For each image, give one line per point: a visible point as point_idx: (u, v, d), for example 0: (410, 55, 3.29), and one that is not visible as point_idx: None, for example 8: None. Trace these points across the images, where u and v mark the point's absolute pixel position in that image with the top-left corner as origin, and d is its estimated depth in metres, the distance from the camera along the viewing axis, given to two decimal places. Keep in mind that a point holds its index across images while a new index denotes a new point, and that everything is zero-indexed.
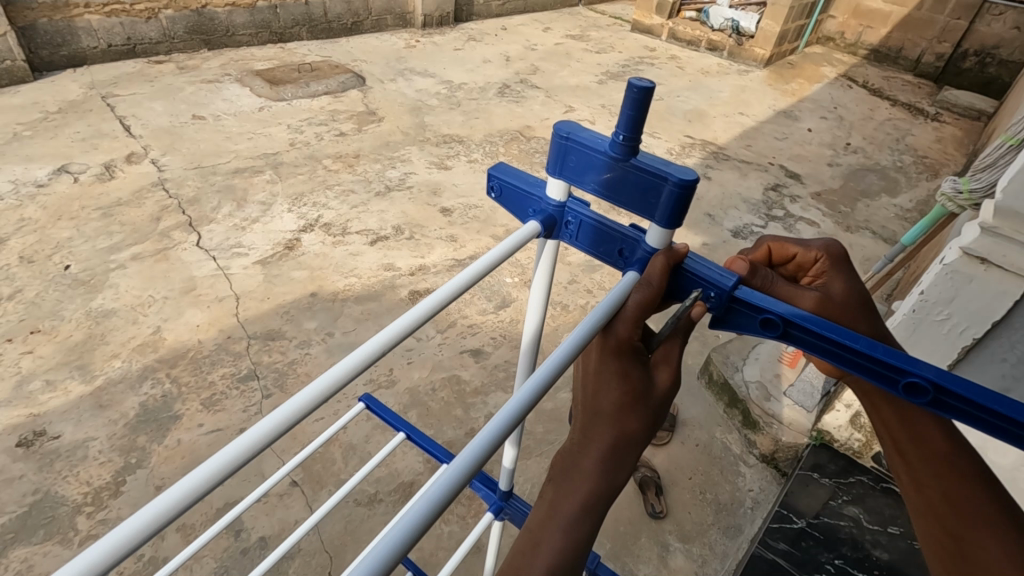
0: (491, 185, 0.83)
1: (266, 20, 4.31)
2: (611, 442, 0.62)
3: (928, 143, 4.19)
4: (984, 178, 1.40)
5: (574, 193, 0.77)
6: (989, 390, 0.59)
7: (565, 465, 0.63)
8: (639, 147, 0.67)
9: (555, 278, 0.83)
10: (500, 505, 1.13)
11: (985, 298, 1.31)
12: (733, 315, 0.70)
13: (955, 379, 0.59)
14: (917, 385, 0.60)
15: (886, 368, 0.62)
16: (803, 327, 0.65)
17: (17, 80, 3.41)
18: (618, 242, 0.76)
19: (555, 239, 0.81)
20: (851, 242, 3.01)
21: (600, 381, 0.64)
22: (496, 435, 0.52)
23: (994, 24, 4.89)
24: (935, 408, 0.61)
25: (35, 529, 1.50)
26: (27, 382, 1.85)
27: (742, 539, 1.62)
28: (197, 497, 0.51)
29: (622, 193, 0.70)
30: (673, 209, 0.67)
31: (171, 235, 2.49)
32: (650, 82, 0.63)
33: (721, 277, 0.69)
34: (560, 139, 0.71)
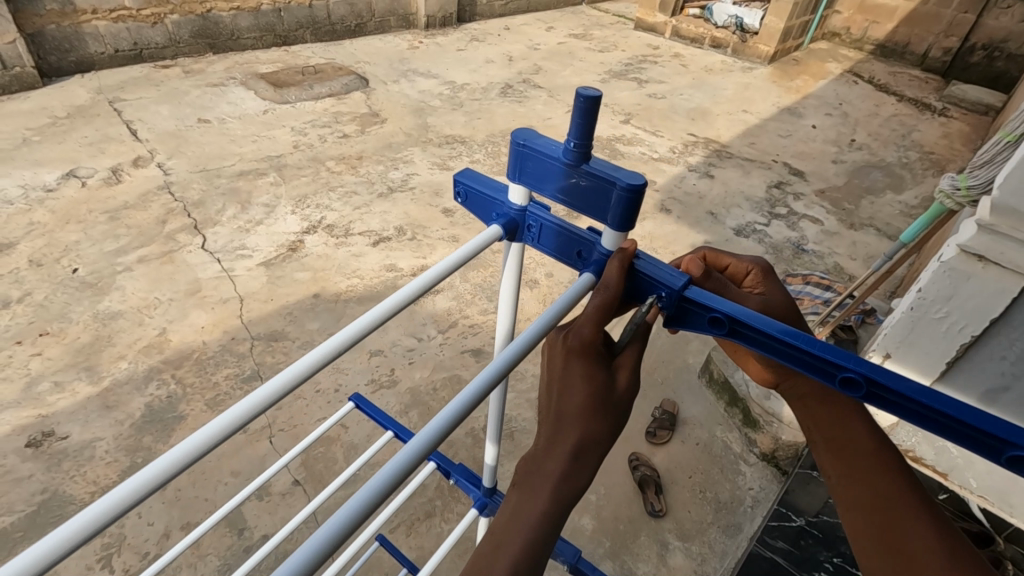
0: (457, 190, 0.85)
1: (270, 23, 4.35)
2: (577, 442, 0.61)
3: (935, 139, 4.15)
4: (982, 174, 1.40)
5: (535, 197, 0.79)
6: (922, 385, 0.59)
7: (529, 469, 0.62)
8: (589, 153, 0.68)
9: (522, 280, 0.85)
10: (484, 501, 1.16)
11: (983, 295, 1.30)
12: (686, 315, 0.71)
13: (890, 373, 0.60)
14: (852, 380, 0.61)
15: (822, 361, 0.62)
16: (748, 324, 0.66)
17: (27, 86, 3.47)
18: (576, 244, 0.78)
19: (519, 241, 0.82)
20: (854, 239, 3.00)
21: (566, 383, 0.64)
22: (449, 421, 0.57)
23: (1002, 18, 4.83)
24: (870, 401, 0.61)
25: (44, 527, 1.54)
26: (36, 383, 1.89)
27: (741, 537, 1.62)
28: (166, 479, 0.55)
29: (577, 198, 0.72)
30: (622, 213, 0.69)
31: (176, 238, 2.53)
32: (597, 90, 0.65)
33: (671, 277, 0.71)
34: (517, 146, 0.73)
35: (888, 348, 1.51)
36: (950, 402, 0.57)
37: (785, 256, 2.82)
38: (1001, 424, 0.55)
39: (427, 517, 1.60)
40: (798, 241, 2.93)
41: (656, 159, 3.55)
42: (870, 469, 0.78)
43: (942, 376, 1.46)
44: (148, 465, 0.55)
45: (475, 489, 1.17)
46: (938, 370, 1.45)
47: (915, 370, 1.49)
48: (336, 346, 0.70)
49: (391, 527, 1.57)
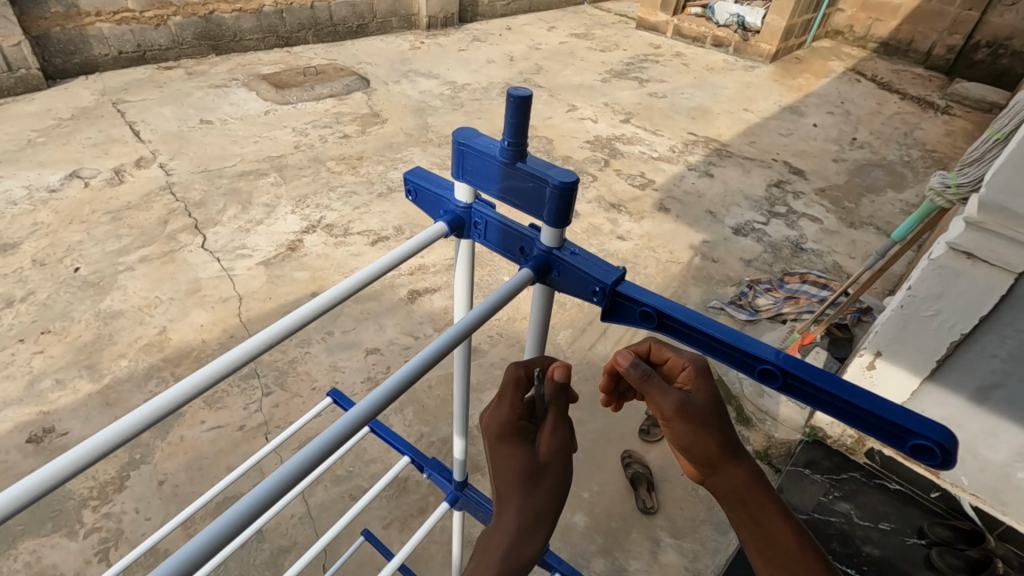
0: (408, 188, 0.86)
1: (272, 25, 4.38)
2: (517, 519, 0.65)
3: (937, 137, 4.13)
4: (972, 172, 1.40)
5: (480, 195, 0.80)
6: (833, 375, 0.62)
7: (481, 547, 0.66)
8: (524, 151, 0.70)
9: (474, 274, 0.85)
10: (455, 495, 1.16)
11: (973, 292, 1.31)
12: (618, 308, 0.73)
13: (803, 365, 0.62)
14: (769, 371, 0.63)
15: (743, 355, 0.65)
16: (676, 319, 0.68)
17: (32, 88, 3.51)
18: (519, 241, 0.78)
19: (466, 239, 0.83)
20: (854, 238, 2.99)
21: (500, 460, 0.69)
22: (379, 401, 0.60)
23: (1006, 15, 4.80)
24: (786, 392, 0.64)
25: (43, 522, 1.56)
26: (38, 380, 1.92)
27: (734, 535, 1.63)
28: (111, 446, 0.57)
29: (515, 195, 0.73)
30: (556, 210, 0.69)
31: (177, 237, 2.55)
32: (528, 89, 0.67)
33: (605, 273, 0.72)
34: (457, 145, 0.75)
35: (879, 346, 1.51)
36: (858, 393, 0.59)
37: (784, 254, 2.82)
38: (901, 413, 0.58)
39: (421, 513, 1.62)
40: (797, 240, 2.92)
41: (655, 158, 3.55)
42: (803, 574, 0.70)
43: (934, 374, 1.46)
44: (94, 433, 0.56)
45: (448, 483, 1.17)
46: (930, 368, 1.45)
47: (907, 368, 1.49)
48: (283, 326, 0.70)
49: (384, 523, 1.59)
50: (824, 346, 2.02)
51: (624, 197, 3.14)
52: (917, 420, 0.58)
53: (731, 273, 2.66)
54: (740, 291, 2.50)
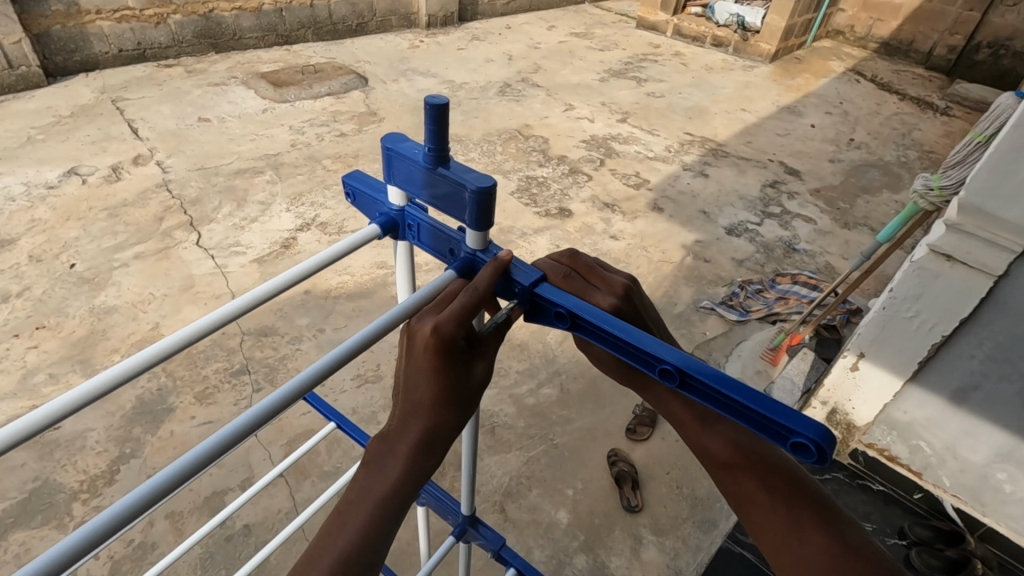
0: (347, 191, 0.87)
1: (272, 23, 4.40)
2: (424, 434, 0.64)
3: (935, 138, 4.13)
4: (955, 174, 1.40)
5: (413, 198, 0.81)
6: (729, 377, 0.61)
7: (378, 451, 0.65)
8: (446, 156, 0.71)
9: (415, 271, 0.88)
10: (463, 527, 1.16)
11: (949, 293, 1.32)
12: (537, 309, 0.72)
13: (701, 366, 0.61)
14: (667, 370, 0.63)
15: (644, 353, 0.64)
16: (588, 321, 0.67)
17: (32, 85, 3.54)
18: (448, 242, 0.79)
19: (402, 239, 0.84)
20: (848, 238, 2.99)
21: (422, 377, 0.64)
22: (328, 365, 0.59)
23: (1008, 15, 4.78)
24: (684, 391, 0.63)
25: (34, 514, 1.59)
26: (32, 375, 1.95)
27: (715, 533, 1.64)
28: (64, 415, 0.59)
29: (440, 199, 0.74)
30: (476, 214, 0.70)
31: (173, 235, 2.58)
32: (445, 97, 0.67)
33: (525, 274, 0.72)
34: (385, 149, 0.76)
35: (861, 346, 1.52)
36: (742, 391, 0.59)
37: (776, 254, 2.82)
38: (783, 412, 0.57)
39: None
40: (790, 240, 2.93)
41: (651, 158, 3.55)
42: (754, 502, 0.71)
43: (916, 375, 1.47)
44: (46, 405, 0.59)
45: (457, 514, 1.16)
46: (911, 370, 1.46)
47: (889, 369, 1.49)
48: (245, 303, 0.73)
49: None
50: (811, 347, 2.05)
51: (618, 197, 3.14)
52: (798, 418, 0.57)
53: (722, 273, 2.67)
54: (731, 291, 2.50)
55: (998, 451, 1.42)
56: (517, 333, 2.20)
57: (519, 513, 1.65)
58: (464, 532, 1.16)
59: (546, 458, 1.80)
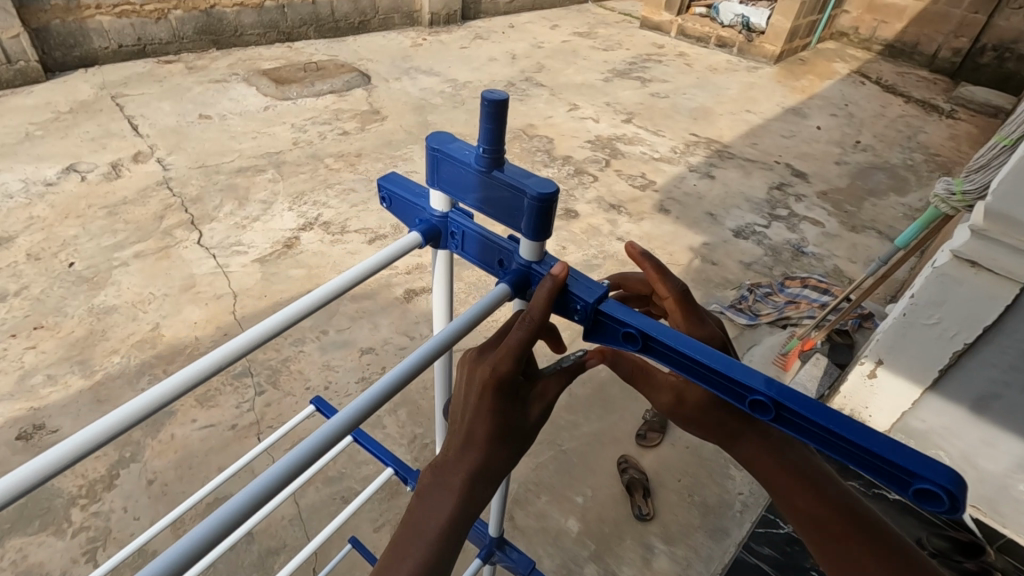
0: (383, 195, 0.86)
1: (274, 20, 4.36)
2: (478, 468, 0.66)
3: (941, 141, 4.11)
4: (978, 179, 1.41)
5: (457, 204, 0.79)
6: (831, 409, 0.59)
7: (432, 483, 0.67)
8: (501, 159, 0.68)
9: (453, 282, 0.86)
10: (490, 549, 1.16)
11: (974, 300, 1.30)
12: (600, 327, 0.71)
13: (797, 396, 0.59)
14: (761, 402, 0.61)
15: (734, 384, 0.62)
16: (660, 340, 0.66)
17: (31, 81, 3.50)
18: (497, 253, 0.77)
19: (443, 248, 0.83)
20: (856, 241, 2.97)
21: (478, 414, 0.65)
22: (365, 407, 0.60)
23: (1013, 18, 4.76)
24: (779, 424, 0.61)
25: (32, 520, 1.55)
26: (29, 376, 1.91)
27: (728, 542, 1.62)
28: (85, 452, 0.59)
29: (493, 205, 0.71)
30: (534, 221, 0.67)
31: (173, 233, 2.54)
32: (503, 94, 0.65)
33: (587, 290, 0.70)
34: (431, 151, 0.74)
35: (879, 353, 1.51)
36: (850, 426, 0.57)
37: (784, 258, 2.80)
38: (903, 453, 0.55)
39: None
40: (798, 243, 2.90)
41: (656, 159, 3.52)
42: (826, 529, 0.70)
43: (935, 384, 1.46)
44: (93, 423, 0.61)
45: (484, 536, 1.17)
46: (932, 377, 1.45)
47: (909, 377, 1.49)
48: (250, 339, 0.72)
49: (375, 527, 1.58)
50: (823, 353, 2.01)
51: (623, 198, 3.11)
52: (922, 462, 0.54)
53: (730, 276, 2.64)
54: (740, 295, 2.48)
55: (1018, 461, 1.40)
56: None
57: (528, 520, 1.62)
58: (491, 554, 1.16)
59: (554, 463, 1.77)
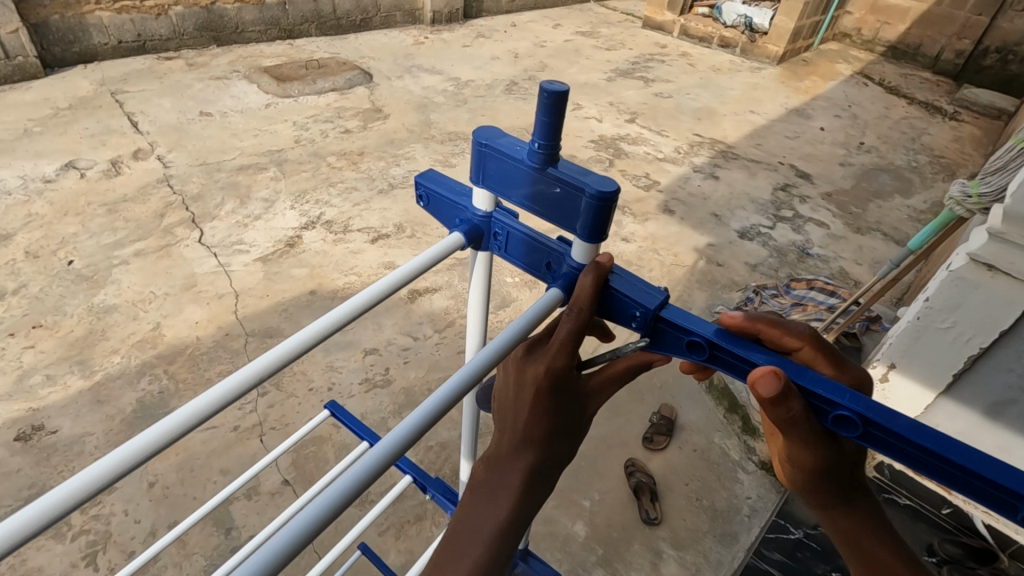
0: (419, 193, 0.84)
1: (275, 17, 4.32)
2: (534, 465, 0.63)
3: (945, 143, 4.09)
4: (994, 182, 1.42)
5: (501, 203, 0.77)
6: (919, 424, 0.57)
7: (486, 481, 0.63)
8: (556, 156, 0.67)
9: (491, 283, 0.84)
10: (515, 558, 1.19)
11: (992, 305, 1.28)
12: (659, 335, 0.69)
13: (882, 409, 0.58)
14: (846, 418, 0.59)
15: (814, 399, 0.60)
16: (727, 349, 0.65)
17: (30, 76, 3.46)
18: (545, 255, 0.75)
19: (484, 249, 0.81)
20: (861, 243, 2.95)
21: (534, 411, 0.64)
22: (422, 425, 0.56)
23: (1017, 20, 4.75)
24: (864, 441, 0.59)
25: None
26: (28, 376, 1.88)
27: (737, 548, 1.60)
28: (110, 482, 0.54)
29: (546, 203, 0.70)
30: (591, 221, 0.66)
31: (174, 232, 2.51)
32: (563, 86, 0.63)
33: (648, 297, 0.67)
34: (478, 146, 0.71)
35: (892, 358, 1.51)
36: (948, 444, 0.55)
37: (789, 259, 2.78)
38: (1012, 475, 0.53)
39: (417, 520, 1.59)
40: (804, 244, 2.89)
41: (660, 159, 3.50)
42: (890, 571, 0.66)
43: (949, 388, 1.44)
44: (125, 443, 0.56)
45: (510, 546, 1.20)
46: (945, 382, 1.44)
47: (922, 382, 1.48)
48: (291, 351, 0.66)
49: (380, 530, 1.55)
50: None
51: (628, 198, 3.09)
52: None
53: (736, 277, 2.62)
54: (746, 297, 2.47)
55: None
56: None
57: (535, 525, 1.60)
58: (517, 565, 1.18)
59: None
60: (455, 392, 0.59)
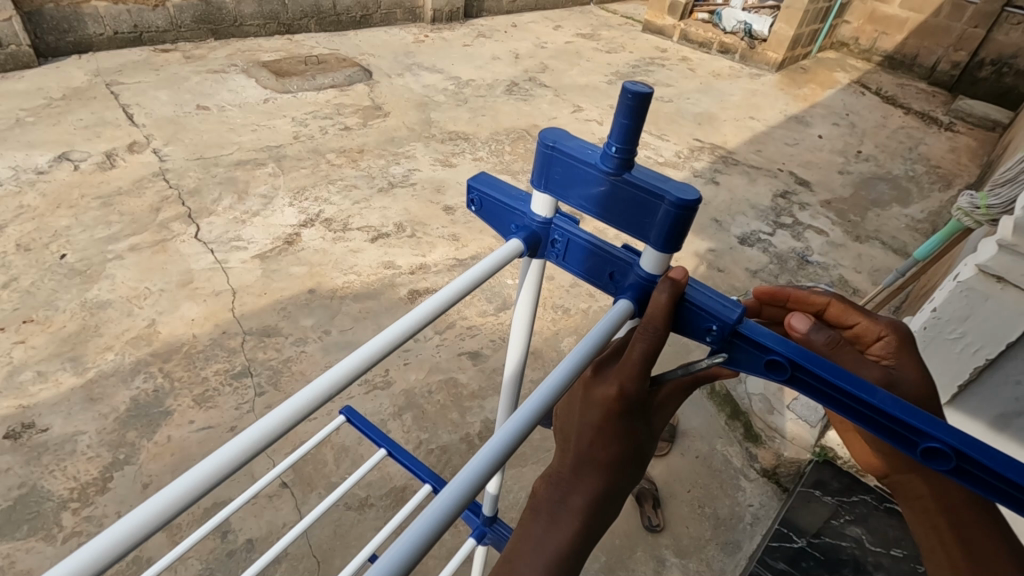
0: (470, 198, 0.81)
1: (274, 11, 4.27)
2: (602, 487, 0.62)
3: (941, 153, 4.13)
4: (1003, 194, 1.43)
5: (560, 209, 0.76)
6: (1012, 459, 0.55)
7: (550, 500, 0.62)
8: (631, 160, 0.65)
9: (541, 293, 0.83)
10: (483, 530, 1.13)
11: (1002, 316, 1.28)
12: (734, 350, 0.67)
13: (976, 444, 0.56)
14: (936, 450, 0.57)
15: (904, 428, 0.59)
16: (810, 370, 0.62)
17: (22, 65, 3.39)
18: (609, 265, 0.74)
19: (540, 256, 0.79)
20: (861, 252, 2.96)
21: (605, 433, 0.62)
22: (497, 453, 0.52)
23: (1012, 33, 4.80)
24: (954, 474, 0.58)
25: (19, 524, 1.49)
26: (18, 372, 1.83)
27: (740, 556, 1.59)
28: (175, 511, 0.49)
29: (615, 209, 0.68)
30: (668, 230, 0.65)
31: (170, 226, 2.46)
32: (645, 87, 0.61)
33: (724, 310, 0.66)
34: (545, 149, 0.69)
35: None
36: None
37: (790, 266, 2.79)
38: None
39: None
40: (803, 251, 2.89)
41: (661, 163, 3.49)
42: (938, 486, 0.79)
43: (954, 398, 1.44)
44: (183, 475, 0.51)
45: (475, 517, 1.15)
46: (951, 393, 1.44)
47: None
48: (353, 368, 0.62)
49: None
50: None
51: None
52: None
53: (737, 283, 2.63)
54: None
55: None
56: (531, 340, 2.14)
57: None
58: (482, 535, 1.13)
59: None
60: (529, 422, 0.54)
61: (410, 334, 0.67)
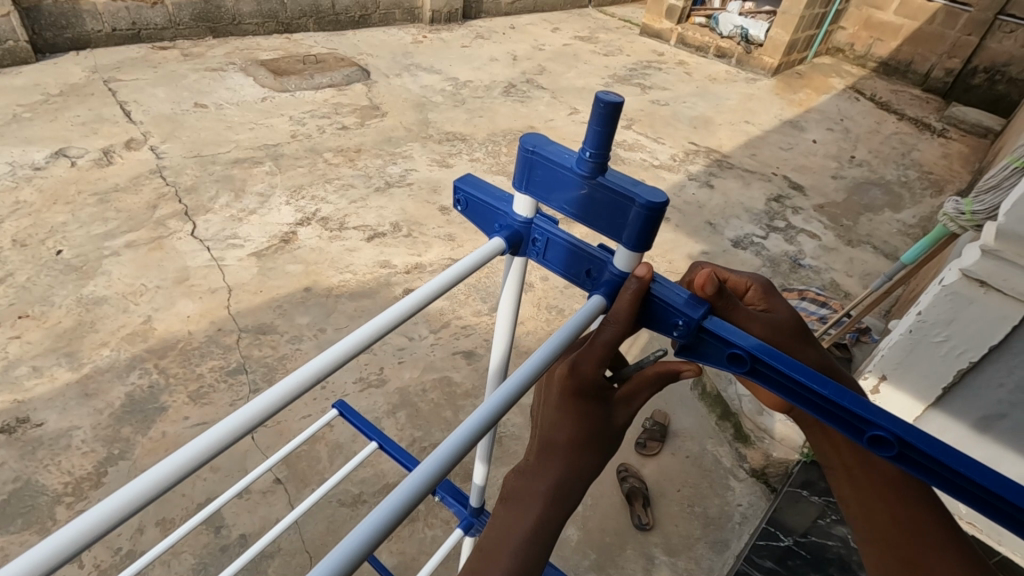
0: (457, 198, 0.83)
1: (273, 10, 4.28)
2: (566, 472, 0.64)
3: (934, 159, 4.17)
4: (988, 200, 1.46)
5: (541, 210, 0.77)
6: (947, 445, 0.58)
7: (517, 489, 0.64)
8: (606, 165, 0.67)
9: (524, 289, 0.84)
10: (470, 521, 1.15)
11: (985, 321, 1.31)
12: (701, 344, 0.69)
13: (921, 434, 0.58)
14: (882, 439, 0.59)
15: (852, 417, 0.61)
16: (770, 363, 0.64)
17: (20, 60, 3.39)
18: (586, 262, 0.76)
19: (521, 255, 0.81)
20: (852, 256, 2.99)
21: (567, 417, 0.65)
22: (466, 434, 0.54)
23: (1005, 41, 4.85)
24: (900, 462, 0.60)
25: (14, 518, 1.50)
26: (14, 366, 1.84)
27: (728, 554, 1.61)
28: (167, 487, 0.54)
29: (591, 209, 0.70)
30: (640, 230, 0.66)
31: (167, 224, 2.47)
32: (618, 96, 0.63)
33: (689, 306, 0.68)
34: (525, 153, 0.71)
35: (884, 370, 1.52)
36: (987, 474, 0.55)
37: (782, 269, 2.81)
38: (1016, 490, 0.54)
39: (410, 521, 1.57)
40: (796, 255, 2.92)
41: (656, 166, 3.52)
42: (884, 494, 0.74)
43: (939, 401, 1.47)
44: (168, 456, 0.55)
45: (463, 509, 1.16)
46: (935, 395, 1.46)
47: (912, 395, 1.50)
48: (334, 357, 0.66)
49: None
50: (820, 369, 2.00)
51: None
52: None
53: None
54: None
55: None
56: (524, 340, 2.16)
57: None
58: (469, 526, 1.14)
59: None
60: (497, 407, 0.56)
61: (392, 325, 0.70)
